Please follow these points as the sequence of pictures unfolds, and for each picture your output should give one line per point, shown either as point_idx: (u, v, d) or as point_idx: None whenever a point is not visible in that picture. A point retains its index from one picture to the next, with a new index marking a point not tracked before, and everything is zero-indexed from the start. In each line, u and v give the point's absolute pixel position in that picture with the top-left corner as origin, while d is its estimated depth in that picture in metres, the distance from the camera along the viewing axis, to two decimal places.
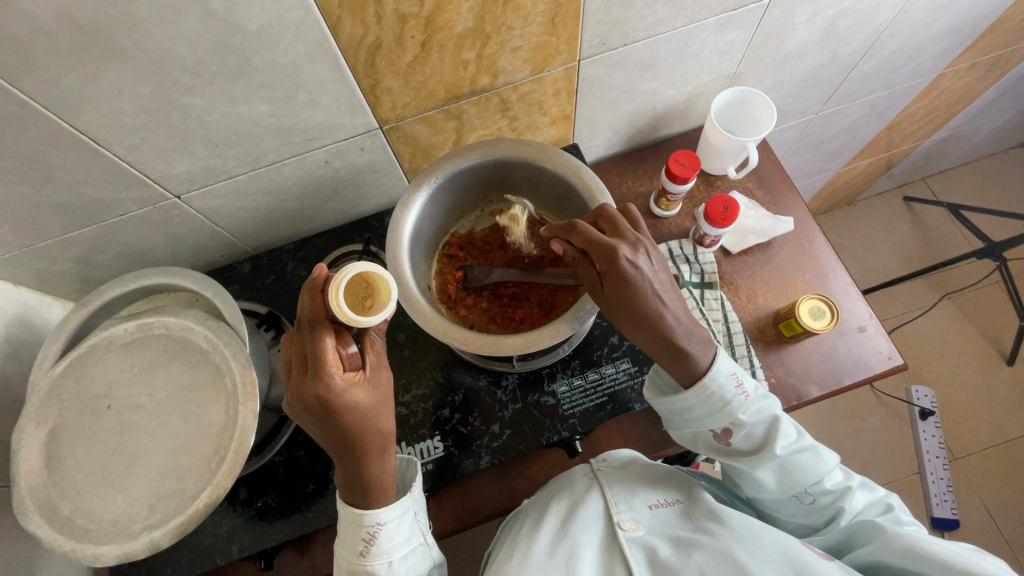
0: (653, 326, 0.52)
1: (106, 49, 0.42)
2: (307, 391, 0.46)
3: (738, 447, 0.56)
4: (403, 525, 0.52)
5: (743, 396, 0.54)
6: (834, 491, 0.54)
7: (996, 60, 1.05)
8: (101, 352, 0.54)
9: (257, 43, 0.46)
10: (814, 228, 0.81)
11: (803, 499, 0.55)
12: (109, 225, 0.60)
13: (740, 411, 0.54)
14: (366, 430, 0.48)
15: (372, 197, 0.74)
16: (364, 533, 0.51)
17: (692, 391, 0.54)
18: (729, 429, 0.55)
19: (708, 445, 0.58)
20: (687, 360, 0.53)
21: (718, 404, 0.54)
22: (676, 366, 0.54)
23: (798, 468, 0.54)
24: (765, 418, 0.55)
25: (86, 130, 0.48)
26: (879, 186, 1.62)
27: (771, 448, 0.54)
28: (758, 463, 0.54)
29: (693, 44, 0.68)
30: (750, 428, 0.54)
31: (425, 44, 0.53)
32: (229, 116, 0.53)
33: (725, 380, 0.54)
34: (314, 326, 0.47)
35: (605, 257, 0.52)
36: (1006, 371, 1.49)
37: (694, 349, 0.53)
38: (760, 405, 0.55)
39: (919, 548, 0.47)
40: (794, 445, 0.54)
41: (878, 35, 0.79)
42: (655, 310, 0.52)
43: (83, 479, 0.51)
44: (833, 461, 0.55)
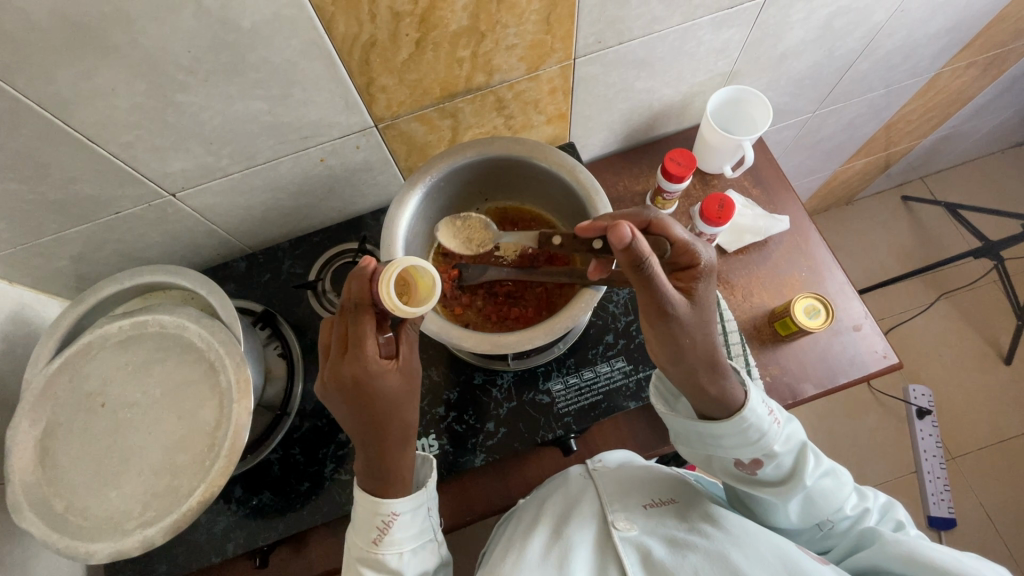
0: (698, 352, 0.50)
1: (100, 46, 0.42)
2: (345, 369, 0.46)
3: (765, 477, 0.54)
4: (416, 518, 0.52)
5: (775, 426, 0.53)
6: (853, 515, 0.55)
7: (994, 60, 1.05)
8: (96, 350, 0.54)
9: (252, 41, 0.46)
10: (810, 226, 0.81)
11: (824, 526, 0.55)
12: (104, 223, 0.60)
13: (774, 442, 0.53)
14: (393, 418, 0.49)
15: (368, 195, 0.74)
16: (378, 521, 0.51)
17: (729, 421, 0.52)
18: (759, 459, 0.53)
19: (731, 473, 0.56)
20: (722, 390, 0.52)
21: (753, 434, 0.52)
22: (710, 395, 0.52)
23: (821, 494, 0.54)
24: (794, 447, 0.54)
25: (81, 127, 0.48)
26: (876, 186, 1.62)
27: (801, 478, 0.53)
28: (787, 496, 0.53)
29: (689, 43, 0.68)
30: (781, 459, 0.53)
31: (419, 42, 0.53)
32: (224, 114, 0.53)
33: (760, 411, 0.52)
34: (359, 309, 0.47)
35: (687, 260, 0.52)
36: (1003, 370, 1.49)
37: (728, 377, 0.52)
38: (788, 432, 0.54)
39: (919, 555, 0.48)
40: (819, 474, 0.55)
41: (875, 33, 0.79)
42: (702, 336, 0.50)
43: (77, 476, 0.51)
44: (849, 483, 0.56)
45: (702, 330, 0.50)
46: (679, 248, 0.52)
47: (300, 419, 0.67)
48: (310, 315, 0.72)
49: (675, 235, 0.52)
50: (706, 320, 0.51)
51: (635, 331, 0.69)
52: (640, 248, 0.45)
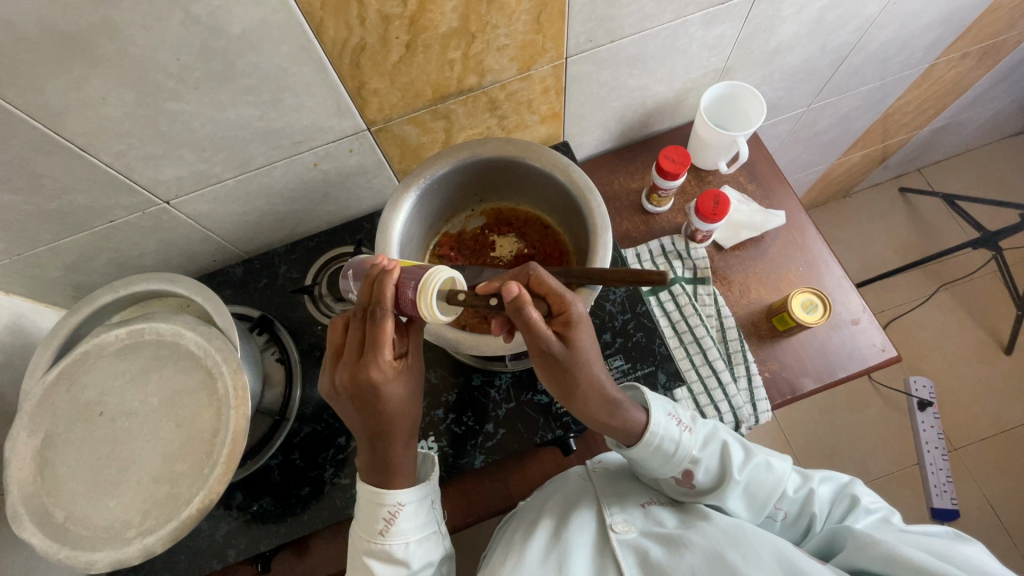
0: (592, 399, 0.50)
1: (89, 56, 0.42)
2: (361, 375, 0.46)
3: (702, 485, 0.56)
4: (420, 509, 0.52)
5: (689, 434, 0.55)
6: (796, 498, 0.55)
7: (989, 49, 1.05)
8: (93, 359, 0.54)
9: (241, 47, 0.46)
10: (806, 221, 0.81)
11: (775, 516, 0.56)
12: (98, 232, 0.60)
13: (692, 448, 0.54)
14: (401, 415, 0.49)
15: (363, 198, 0.74)
16: (384, 512, 0.50)
17: (637, 445, 0.53)
18: (688, 470, 0.55)
19: (675, 489, 0.57)
20: (628, 422, 0.52)
21: (668, 448, 0.54)
22: (614, 426, 0.52)
23: (758, 486, 0.55)
24: (714, 450, 0.56)
25: (72, 137, 0.48)
26: (874, 178, 1.62)
27: (729, 476, 0.54)
28: (723, 496, 0.54)
29: (681, 40, 0.68)
30: (705, 462, 0.55)
31: (410, 45, 0.53)
32: (216, 121, 0.53)
33: (666, 425, 0.54)
34: (384, 314, 0.46)
35: (564, 307, 0.48)
36: (1004, 360, 1.49)
37: (629, 408, 0.52)
38: (705, 436, 0.56)
39: (897, 555, 0.45)
40: (749, 469, 0.55)
41: (867, 26, 0.79)
42: (593, 369, 0.49)
43: (76, 486, 0.51)
44: (786, 467, 0.57)
45: (583, 367, 0.48)
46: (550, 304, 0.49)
47: (299, 424, 0.67)
48: (307, 320, 0.72)
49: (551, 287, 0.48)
50: (593, 355, 0.49)
51: (631, 329, 0.68)
52: (536, 275, 0.48)
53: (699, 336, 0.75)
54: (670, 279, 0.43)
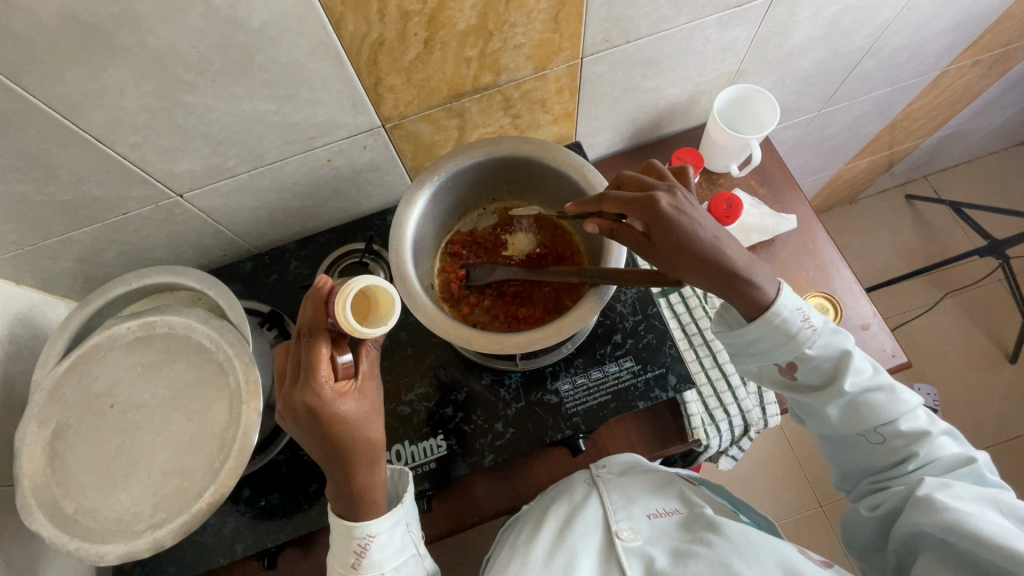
0: (707, 275, 0.50)
1: (109, 46, 0.42)
2: (296, 400, 0.46)
3: (805, 382, 0.57)
4: (394, 535, 0.52)
5: (810, 330, 0.54)
6: (908, 432, 0.54)
7: (999, 57, 1.05)
8: (105, 351, 0.54)
9: (259, 41, 0.46)
10: (817, 225, 0.81)
11: (870, 437, 0.56)
12: (111, 224, 0.60)
13: (807, 345, 0.54)
14: (355, 439, 0.48)
15: (374, 195, 0.74)
16: (355, 545, 0.51)
17: (755, 324, 0.53)
18: (794, 364, 0.56)
19: (776, 381, 0.58)
20: (750, 292, 0.52)
21: (784, 335, 0.54)
22: (736, 298, 0.52)
23: (867, 405, 0.55)
24: (833, 352, 0.55)
25: (88, 128, 0.48)
26: (880, 184, 1.62)
27: (839, 382, 0.55)
28: (824, 396, 0.56)
29: (696, 42, 0.68)
30: (817, 361, 0.55)
31: (427, 42, 0.53)
32: (232, 114, 0.53)
33: (792, 313, 0.53)
34: (315, 333, 0.46)
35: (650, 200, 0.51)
36: (1009, 369, 1.48)
37: (751, 281, 0.51)
38: (829, 339, 0.55)
39: (965, 525, 0.46)
40: (862, 381, 0.55)
41: (881, 31, 0.79)
42: (710, 245, 0.49)
43: (86, 478, 0.51)
44: (911, 403, 0.56)
45: (692, 247, 0.49)
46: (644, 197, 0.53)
47: None
48: None
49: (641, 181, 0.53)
50: (707, 235, 0.49)
51: (642, 331, 0.68)
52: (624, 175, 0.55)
53: (710, 338, 0.73)
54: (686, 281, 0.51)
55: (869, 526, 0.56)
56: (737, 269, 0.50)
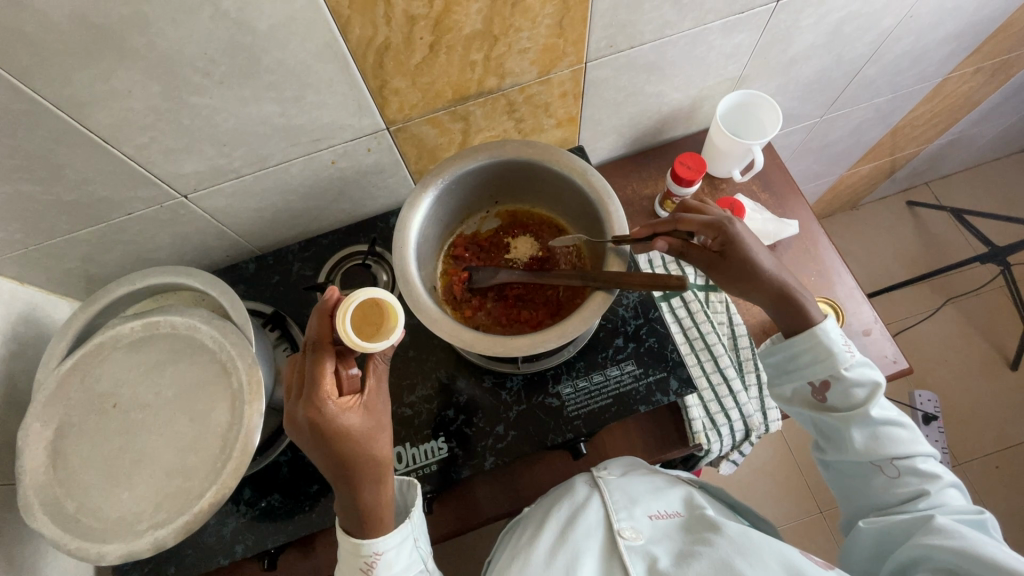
0: (765, 291, 0.59)
1: (118, 48, 0.42)
2: (298, 415, 0.47)
3: (834, 405, 0.59)
4: (402, 552, 0.52)
5: (848, 353, 0.58)
6: (923, 474, 0.55)
7: (1001, 65, 1.05)
8: (108, 350, 0.54)
9: (267, 43, 0.47)
10: (818, 231, 0.81)
11: (886, 470, 0.56)
12: (116, 224, 0.60)
13: (842, 365, 0.58)
14: (358, 456, 0.48)
15: (378, 198, 0.75)
16: (361, 562, 0.51)
17: (800, 337, 0.59)
18: (827, 382, 0.59)
19: (805, 402, 0.61)
20: (799, 311, 0.59)
21: (823, 352, 0.58)
22: (787, 319, 0.60)
23: (890, 438, 0.56)
24: (866, 380, 0.57)
25: (96, 128, 0.48)
26: (882, 190, 1.62)
27: (867, 407, 0.56)
28: (851, 419, 0.57)
29: (700, 47, 0.68)
30: (849, 385, 0.57)
31: (433, 46, 0.53)
32: (238, 115, 0.53)
33: (834, 334, 0.59)
34: (318, 350, 0.48)
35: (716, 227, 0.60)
36: (1010, 376, 1.48)
37: (804, 302, 0.59)
38: (863, 368, 0.58)
39: (973, 550, 0.46)
40: (887, 413, 0.57)
41: (883, 38, 0.79)
42: (770, 269, 0.59)
43: (88, 478, 0.51)
44: (928, 451, 0.57)
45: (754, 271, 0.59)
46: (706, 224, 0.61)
47: None
48: None
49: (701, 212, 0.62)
50: (766, 257, 0.59)
51: (644, 334, 0.68)
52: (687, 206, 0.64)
53: (711, 343, 0.73)
54: (688, 284, 0.52)
55: (867, 549, 0.56)
56: (792, 287, 0.59)
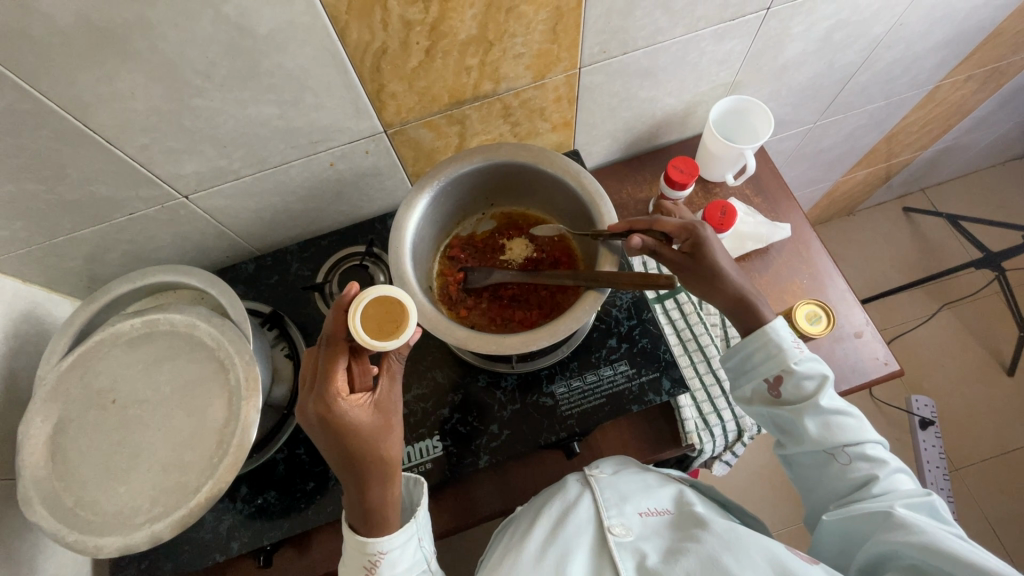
0: (725, 294, 0.62)
1: (122, 51, 0.44)
2: (310, 410, 0.48)
3: (787, 398, 0.60)
4: (406, 552, 0.53)
5: (797, 349, 0.60)
6: (872, 459, 0.56)
7: (993, 72, 1.06)
8: (108, 347, 0.55)
9: (267, 47, 0.48)
10: (811, 235, 0.82)
11: (838, 458, 0.57)
12: (118, 223, 0.61)
13: (790, 359, 0.59)
14: (367, 454, 0.49)
15: (376, 200, 0.76)
16: (366, 560, 0.51)
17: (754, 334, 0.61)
18: (780, 377, 0.60)
19: (761, 399, 0.62)
20: (755, 315, 0.62)
21: (774, 348, 0.60)
22: (741, 321, 0.63)
23: (839, 428, 0.57)
24: (814, 373, 0.59)
25: (99, 129, 0.50)
26: (878, 197, 1.64)
27: (815, 398, 0.58)
28: (801, 410, 0.58)
29: (692, 53, 0.69)
30: (800, 377, 0.59)
31: (429, 50, 0.55)
32: (238, 118, 0.54)
33: (783, 332, 0.61)
34: (332, 346, 0.49)
35: (687, 231, 0.63)
36: (1006, 382, 1.48)
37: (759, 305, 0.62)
38: (809, 361, 0.60)
39: (938, 546, 0.46)
40: (835, 403, 0.58)
41: (874, 46, 0.81)
42: (730, 274, 0.62)
43: (86, 472, 0.51)
44: (876, 437, 0.58)
45: (716, 275, 0.61)
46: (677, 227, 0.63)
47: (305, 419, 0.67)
48: (317, 317, 0.73)
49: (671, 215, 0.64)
50: (730, 262, 0.62)
51: (637, 335, 0.69)
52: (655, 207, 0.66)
53: (704, 344, 0.74)
54: (677, 283, 0.53)
55: (834, 544, 0.57)
56: (748, 291, 0.62)
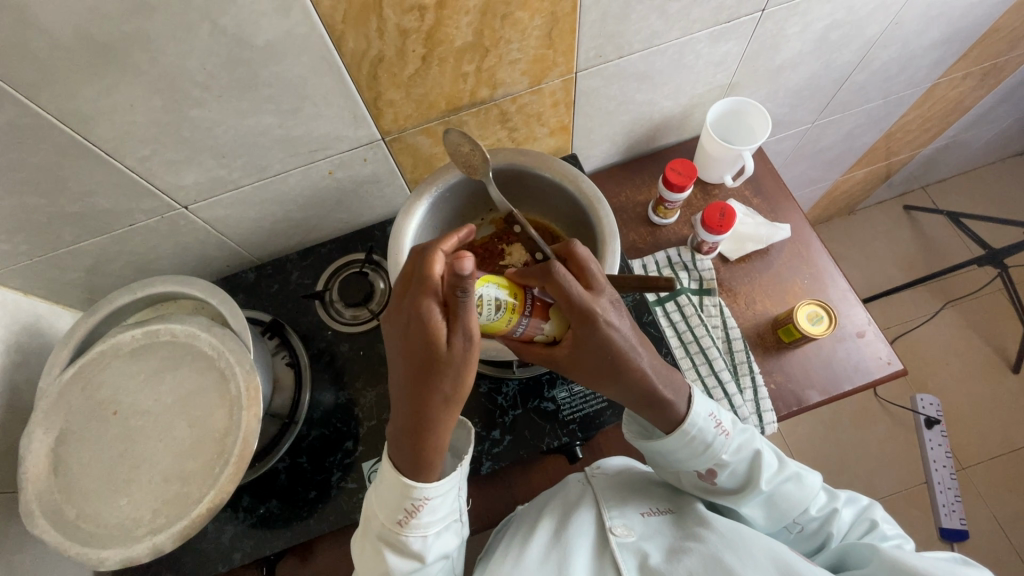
0: (626, 394, 0.53)
1: (120, 64, 0.44)
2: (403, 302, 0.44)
3: (723, 486, 0.56)
4: (446, 500, 0.50)
5: (723, 436, 0.55)
6: (820, 516, 0.55)
7: (991, 69, 1.06)
8: (108, 359, 0.55)
9: (264, 58, 0.48)
10: (811, 235, 0.81)
11: (793, 528, 0.56)
12: (118, 235, 0.61)
13: (721, 452, 0.55)
14: (434, 384, 0.44)
15: (375, 207, 0.76)
16: (408, 504, 0.48)
17: (673, 436, 0.54)
18: (713, 469, 0.56)
19: (696, 486, 0.58)
20: (663, 411, 0.54)
21: (699, 446, 0.54)
22: (651, 415, 0.55)
23: (783, 499, 0.55)
24: (745, 454, 0.56)
25: (99, 142, 0.50)
26: (878, 195, 1.63)
27: (754, 485, 0.54)
28: (743, 501, 0.55)
29: (688, 56, 0.69)
30: (733, 466, 0.55)
31: (425, 58, 0.55)
32: (236, 128, 0.54)
33: (705, 423, 0.54)
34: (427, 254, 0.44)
35: (581, 313, 0.48)
36: (1012, 379, 1.48)
37: (671, 400, 0.53)
38: (740, 441, 0.56)
39: (904, 563, 0.47)
40: (776, 478, 0.55)
41: (870, 45, 0.81)
42: (638, 375, 0.51)
43: (89, 485, 0.51)
44: (816, 483, 0.57)
45: (623, 372, 0.51)
46: (572, 305, 0.48)
47: (307, 428, 0.67)
48: (318, 325, 0.73)
49: (571, 291, 0.47)
50: (638, 347, 0.51)
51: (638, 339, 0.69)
52: (555, 278, 0.47)
53: (705, 346, 0.74)
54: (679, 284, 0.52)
55: None
56: (655, 391, 0.52)
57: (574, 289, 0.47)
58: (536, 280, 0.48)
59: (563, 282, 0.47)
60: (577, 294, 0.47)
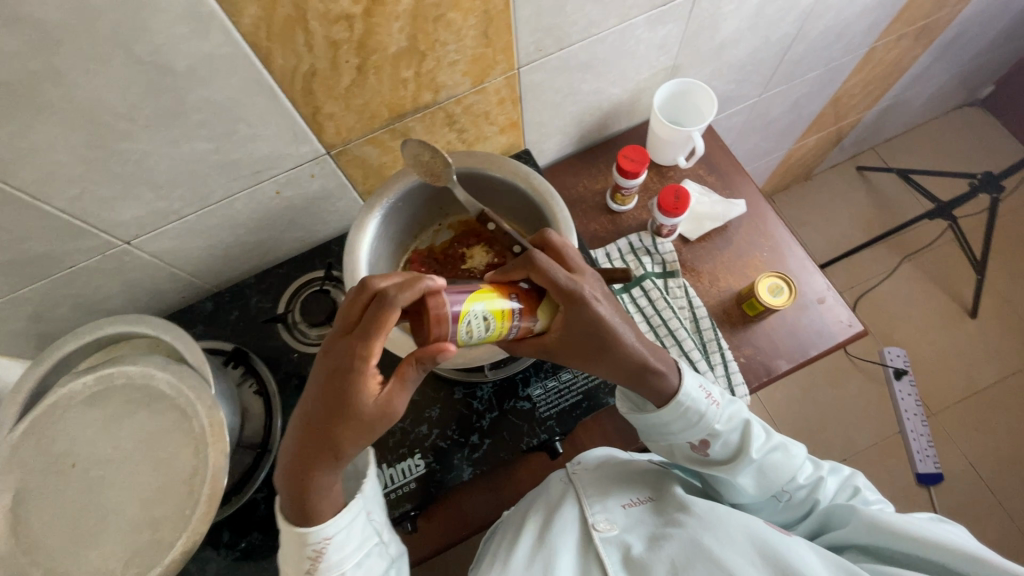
0: (613, 372, 0.53)
1: (31, 103, 0.42)
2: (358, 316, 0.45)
3: (716, 456, 0.57)
4: (353, 532, 0.47)
5: (714, 406, 0.56)
6: (807, 484, 0.56)
7: (923, 29, 1.10)
8: (61, 410, 0.53)
9: (189, 82, 0.46)
10: (766, 208, 0.83)
11: (781, 497, 0.57)
12: (59, 278, 0.58)
13: (714, 421, 0.55)
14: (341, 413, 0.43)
15: (330, 222, 0.74)
16: (310, 550, 0.45)
17: (665, 409, 0.54)
18: (707, 440, 0.56)
19: (688, 458, 0.58)
20: (653, 384, 0.54)
21: (692, 416, 0.55)
22: (641, 389, 0.55)
23: (772, 467, 0.56)
24: (736, 423, 0.56)
25: (22, 186, 0.47)
26: (831, 159, 1.67)
27: (746, 453, 0.55)
28: (736, 470, 0.55)
29: (628, 42, 0.70)
30: (726, 436, 0.56)
31: (360, 68, 0.53)
32: (170, 156, 0.52)
33: (696, 393, 0.55)
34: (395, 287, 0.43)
35: (567, 295, 0.49)
36: (969, 324, 1.55)
37: (661, 372, 0.53)
38: (730, 411, 0.57)
39: (884, 522, 0.50)
40: (766, 446, 0.56)
41: (805, 16, 0.82)
42: (625, 353, 0.52)
43: (53, 543, 0.49)
44: (802, 454, 0.58)
45: (613, 350, 0.51)
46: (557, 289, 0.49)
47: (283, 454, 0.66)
48: (284, 348, 0.71)
49: (554, 275, 0.49)
50: (626, 324, 0.52)
51: None
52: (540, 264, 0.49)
53: (674, 328, 0.75)
54: (633, 274, 0.55)
55: None
56: (641, 369, 0.53)
57: (558, 274, 0.49)
58: (522, 270, 0.49)
59: (546, 268, 0.49)
60: (562, 278, 0.49)
